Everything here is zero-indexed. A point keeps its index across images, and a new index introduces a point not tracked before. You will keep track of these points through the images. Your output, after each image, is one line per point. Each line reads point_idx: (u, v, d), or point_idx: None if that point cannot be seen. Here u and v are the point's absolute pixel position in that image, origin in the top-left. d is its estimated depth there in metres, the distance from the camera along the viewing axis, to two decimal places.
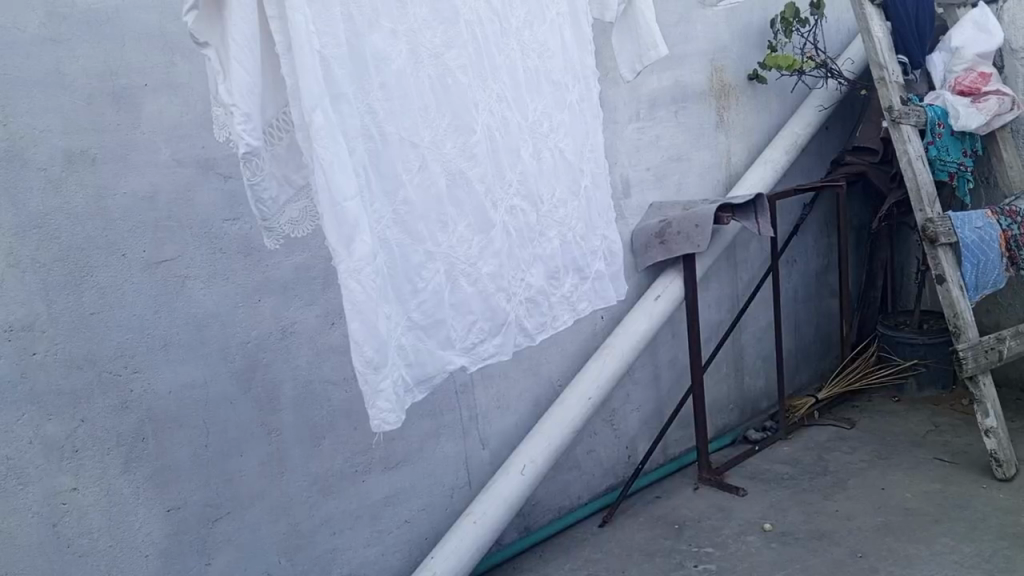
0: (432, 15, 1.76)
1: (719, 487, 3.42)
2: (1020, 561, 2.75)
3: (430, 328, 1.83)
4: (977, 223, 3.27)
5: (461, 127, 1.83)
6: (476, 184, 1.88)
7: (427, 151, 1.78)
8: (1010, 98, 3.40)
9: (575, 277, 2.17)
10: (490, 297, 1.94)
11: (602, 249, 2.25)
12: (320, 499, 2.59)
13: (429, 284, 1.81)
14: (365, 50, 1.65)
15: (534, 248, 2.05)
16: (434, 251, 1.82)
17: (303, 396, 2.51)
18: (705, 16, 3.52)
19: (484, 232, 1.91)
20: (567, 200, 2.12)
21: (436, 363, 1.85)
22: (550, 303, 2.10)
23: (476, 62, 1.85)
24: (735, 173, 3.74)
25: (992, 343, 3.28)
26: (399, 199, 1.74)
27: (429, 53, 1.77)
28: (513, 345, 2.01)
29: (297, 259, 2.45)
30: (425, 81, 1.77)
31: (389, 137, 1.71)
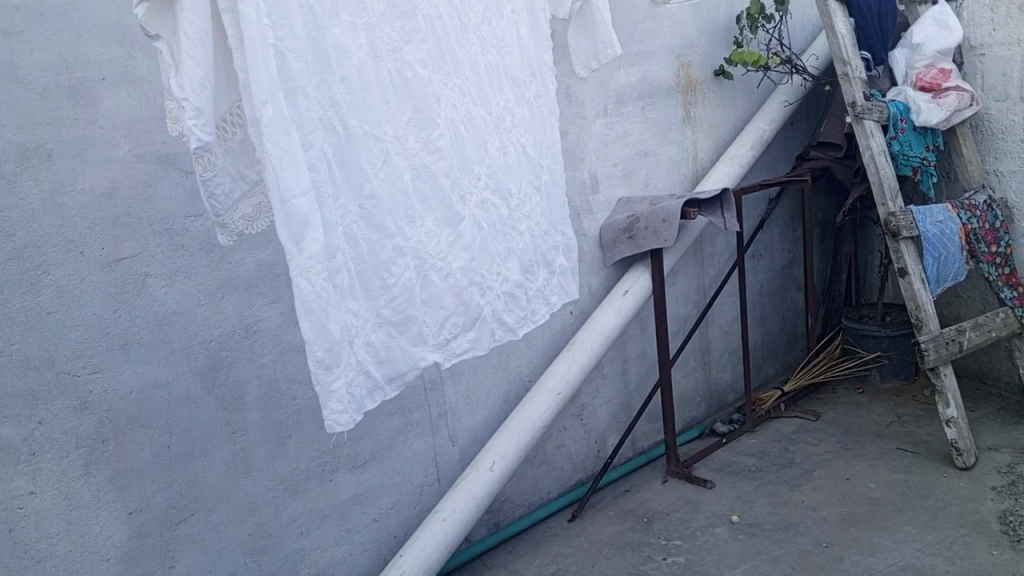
0: (390, 10, 1.74)
1: (686, 479, 3.45)
2: (979, 548, 2.80)
3: (401, 324, 1.81)
4: (937, 216, 3.34)
5: (422, 121, 1.82)
6: (442, 177, 1.86)
7: (391, 146, 1.76)
8: (969, 95, 3.51)
9: (545, 271, 2.18)
10: (462, 292, 1.93)
11: (563, 245, 2.25)
12: (286, 499, 2.56)
13: (399, 280, 1.80)
14: (325, 43, 1.63)
15: (506, 242, 2.04)
16: (403, 246, 1.80)
17: (267, 395, 2.48)
18: (671, 12, 3.52)
19: (453, 227, 1.90)
20: (531, 195, 2.11)
21: (408, 359, 1.84)
22: (527, 296, 2.11)
23: (435, 55, 1.83)
24: (701, 169, 3.77)
25: (952, 335, 3.34)
26: (364, 193, 1.72)
27: (387, 47, 1.75)
28: (489, 339, 2.02)
29: (260, 256, 2.42)
30: (385, 75, 1.75)
31: (352, 131, 1.69)
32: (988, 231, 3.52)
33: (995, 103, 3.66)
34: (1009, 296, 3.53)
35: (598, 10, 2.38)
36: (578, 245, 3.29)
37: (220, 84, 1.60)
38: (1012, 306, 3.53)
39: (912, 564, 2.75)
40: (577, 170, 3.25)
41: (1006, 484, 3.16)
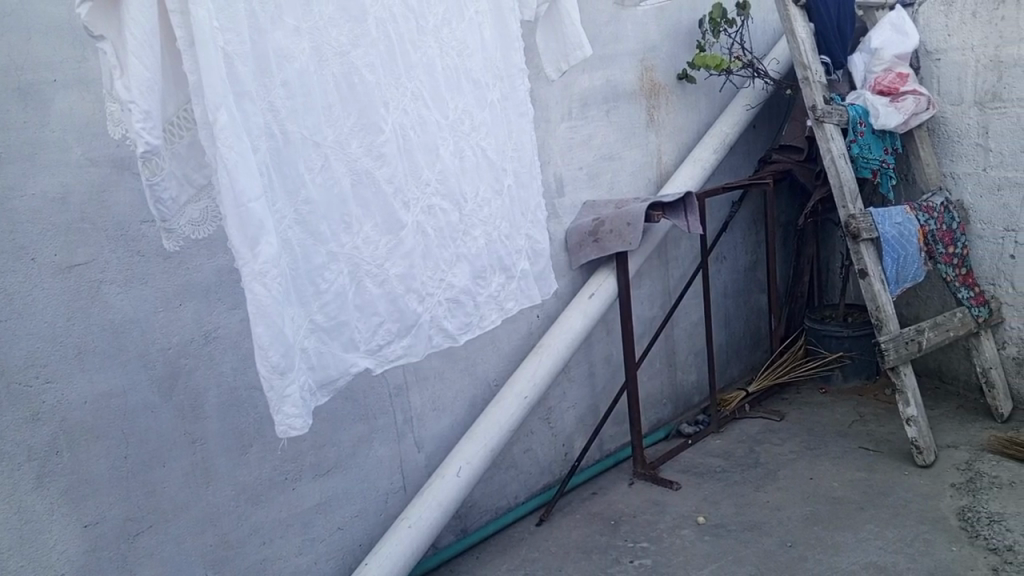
0: (340, 13, 1.72)
1: (652, 481, 3.46)
2: (939, 544, 2.85)
3: (333, 330, 1.79)
4: (896, 218, 3.39)
5: (366, 126, 1.79)
6: (384, 184, 1.84)
7: (330, 151, 1.74)
8: (926, 99, 3.57)
9: (501, 276, 2.16)
10: (398, 298, 1.91)
11: (528, 248, 2.24)
12: (247, 509, 2.52)
13: (332, 286, 1.77)
14: (266, 47, 1.62)
15: (454, 248, 2.02)
16: (338, 252, 1.78)
17: (228, 403, 2.43)
18: (635, 15, 3.54)
19: (393, 232, 1.87)
20: (491, 199, 2.10)
21: (338, 365, 1.82)
22: (474, 302, 2.09)
23: (386, 59, 1.82)
24: (666, 172, 3.79)
25: (912, 334, 3.39)
26: (300, 199, 1.70)
27: (334, 51, 1.72)
28: (425, 344, 1.99)
29: (219, 261, 2.37)
30: (330, 80, 1.73)
31: (290, 136, 1.67)
32: (946, 232, 3.60)
33: (951, 107, 3.73)
34: (965, 296, 3.62)
35: (563, 12, 2.37)
36: None
37: (167, 86, 1.59)
38: (968, 305, 3.61)
39: (875, 562, 2.79)
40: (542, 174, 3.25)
41: (964, 480, 3.21)
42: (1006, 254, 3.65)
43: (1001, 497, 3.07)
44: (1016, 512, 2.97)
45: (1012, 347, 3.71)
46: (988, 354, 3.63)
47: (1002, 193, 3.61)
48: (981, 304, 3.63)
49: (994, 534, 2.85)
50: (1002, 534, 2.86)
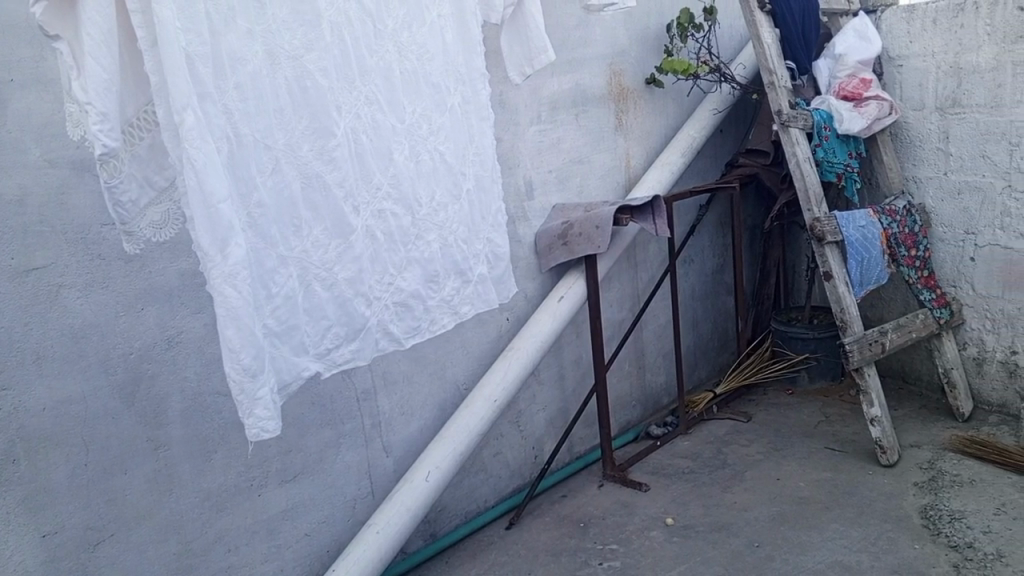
0: (293, 17, 1.71)
1: (622, 483, 3.47)
2: (903, 543, 2.89)
3: (284, 335, 1.78)
4: (860, 222, 3.44)
5: (318, 130, 1.78)
6: (335, 188, 1.83)
7: (281, 154, 1.73)
8: (888, 103, 3.62)
9: (456, 280, 2.16)
10: (347, 303, 1.89)
11: (485, 253, 2.24)
12: (212, 516, 2.48)
13: (282, 290, 1.76)
14: (219, 50, 1.60)
15: (406, 251, 2.01)
16: (287, 256, 1.77)
17: (191, 409, 2.39)
18: (603, 20, 3.56)
19: (343, 237, 1.86)
20: (448, 203, 2.10)
21: (291, 369, 1.81)
22: (424, 306, 2.08)
23: (340, 63, 1.80)
24: (634, 176, 3.81)
25: (875, 336, 3.44)
26: (252, 202, 1.69)
27: (287, 54, 1.71)
28: (372, 349, 1.98)
29: (182, 264, 2.33)
30: (282, 84, 1.71)
31: (244, 139, 1.66)
32: (908, 235, 3.66)
33: (912, 112, 3.79)
34: (927, 298, 3.68)
35: (527, 17, 2.38)
36: (514, 251, 3.29)
37: (127, 87, 1.56)
38: (929, 307, 3.68)
39: (840, 561, 2.82)
40: (511, 177, 3.25)
41: (927, 479, 3.27)
42: (966, 257, 3.72)
43: (962, 495, 3.13)
44: (976, 509, 3.02)
45: (972, 348, 3.78)
46: (949, 355, 3.70)
47: (962, 197, 3.68)
48: (942, 305, 3.70)
49: (955, 532, 2.90)
50: (962, 531, 2.90)
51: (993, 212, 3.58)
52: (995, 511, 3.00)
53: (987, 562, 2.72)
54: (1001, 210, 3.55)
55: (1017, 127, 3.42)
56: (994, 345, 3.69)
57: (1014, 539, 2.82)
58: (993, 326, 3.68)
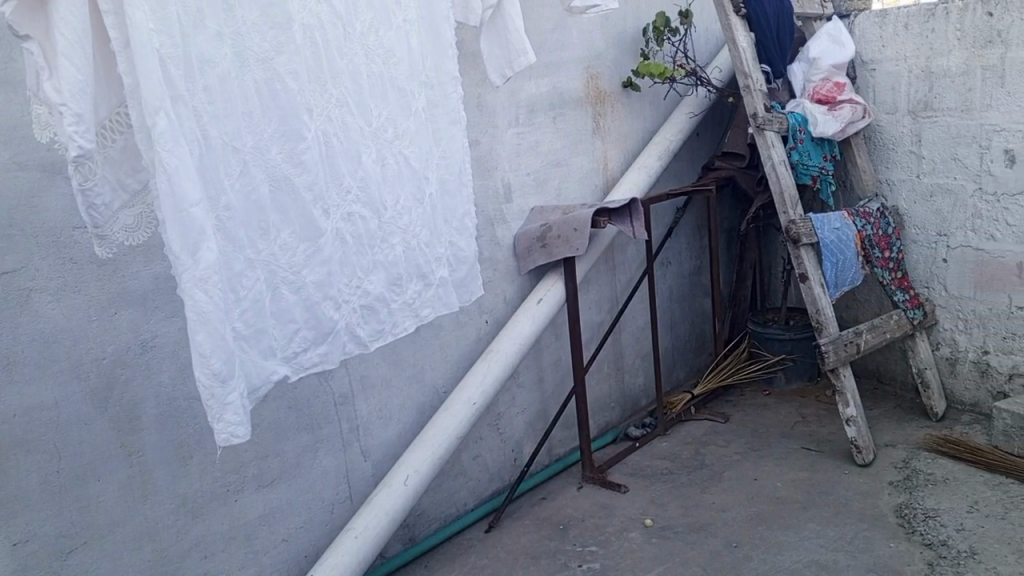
0: (263, 19, 1.70)
1: (602, 485, 3.48)
2: (878, 541, 2.92)
3: (252, 338, 1.77)
4: (835, 224, 3.48)
5: (288, 133, 1.77)
6: (303, 192, 1.82)
7: (249, 157, 1.72)
8: (862, 107, 3.67)
9: (419, 283, 2.14)
10: (314, 306, 1.88)
11: (447, 256, 2.23)
12: (187, 522, 2.45)
13: (250, 292, 1.75)
14: (189, 51, 1.59)
15: (372, 254, 2.00)
16: (255, 259, 1.76)
17: (166, 414, 2.36)
18: (580, 23, 3.57)
19: (312, 240, 1.85)
20: (412, 207, 2.08)
21: (260, 373, 1.80)
22: (388, 310, 2.06)
23: (311, 66, 1.79)
24: (612, 178, 3.83)
25: (850, 337, 3.48)
26: (221, 206, 1.68)
27: (256, 57, 1.70)
28: (340, 352, 1.97)
29: (156, 268, 2.31)
30: (251, 87, 1.70)
31: (212, 142, 1.65)
32: (882, 237, 3.70)
33: (886, 116, 3.84)
34: (901, 299, 3.73)
35: (507, 19, 2.38)
36: (492, 254, 3.29)
37: (99, 88, 1.54)
38: (903, 308, 3.72)
39: (816, 560, 2.84)
40: (489, 180, 3.25)
41: (901, 478, 3.31)
42: (939, 258, 3.77)
43: (936, 493, 3.17)
44: (949, 507, 3.06)
45: (946, 348, 3.83)
46: (923, 355, 3.75)
47: (935, 199, 3.73)
48: (916, 306, 3.75)
49: (929, 530, 2.94)
50: (936, 529, 2.94)
51: (965, 214, 3.63)
52: (968, 508, 3.04)
53: (960, 559, 2.76)
54: (973, 211, 3.60)
55: (988, 130, 3.48)
56: (967, 345, 3.74)
57: (987, 537, 2.86)
58: (965, 326, 3.73)
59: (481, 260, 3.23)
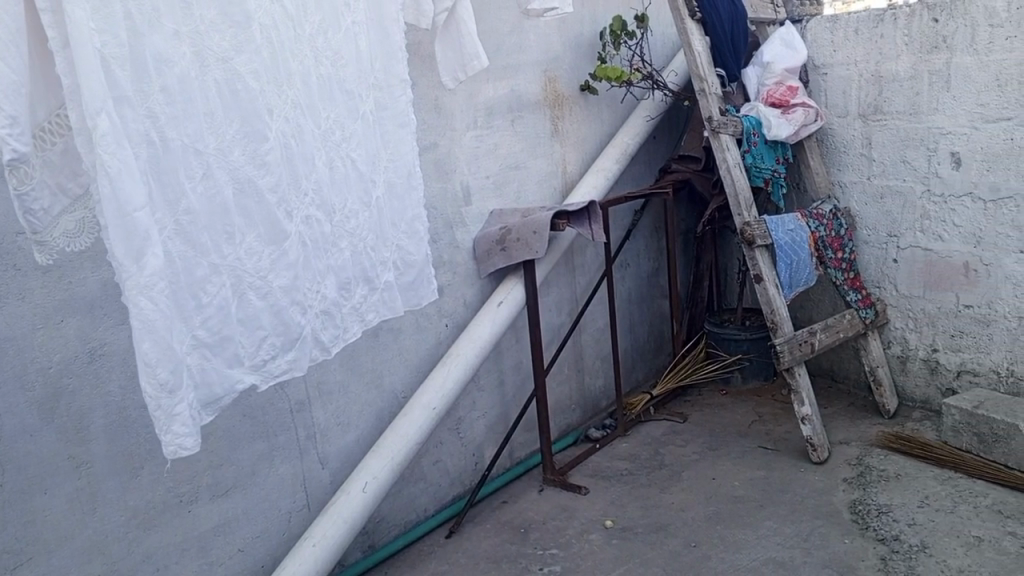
0: (220, 17, 1.67)
1: (563, 487, 3.49)
2: (834, 538, 2.97)
3: (215, 346, 1.74)
4: (789, 225, 3.54)
5: (250, 133, 1.74)
6: (267, 194, 1.79)
7: (212, 159, 1.69)
8: (814, 111, 3.73)
9: (364, 288, 2.10)
10: (282, 312, 1.86)
11: (395, 259, 2.22)
12: (139, 534, 2.39)
13: (213, 299, 1.72)
14: (141, 50, 1.54)
15: (327, 259, 1.97)
16: (220, 264, 1.72)
17: (116, 424, 2.30)
18: (537, 26, 3.58)
19: (277, 244, 1.82)
20: (359, 210, 2.05)
21: (223, 383, 1.77)
22: (340, 314, 2.03)
23: (269, 66, 1.77)
24: (570, 181, 3.84)
25: (805, 337, 3.53)
26: (180, 209, 1.64)
27: (215, 56, 1.66)
28: (308, 360, 1.95)
29: (104, 274, 2.25)
30: (211, 86, 1.67)
31: (170, 143, 1.61)
32: (834, 238, 3.78)
33: (837, 119, 3.92)
34: (854, 298, 3.80)
35: (462, 23, 2.38)
36: (451, 257, 3.27)
37: (37, 89, 1.50)
38: (856, 307, 3.79)
39: (774, 558, 2.88)
40: (447, 183, 3.23)
41: (855, 475, 3.37)
42: (890, 259, 3.86)
43: (890, 489, 3.23)
44: (901, 503, 3.13)
45: (897, 346, 3.92)
46: (875, 354, 3.83)
47: (885, 201, 3.81)
48: (868, 306, 3.83)
49: (882, 525, 3.00)
50: (889, 524, 3.00)
51: (914, 215, 3.71)
52: (920, 503, 3.11)
53: (912, 553, 2.82)
54: (921, 212, 3.68)
55: (935, 134, 3.56)
56: (916, 343, 3.83)
57: (938, 531, 2.93)
58: (916, 325, 3.82)
59: (440, 263, 3.22)
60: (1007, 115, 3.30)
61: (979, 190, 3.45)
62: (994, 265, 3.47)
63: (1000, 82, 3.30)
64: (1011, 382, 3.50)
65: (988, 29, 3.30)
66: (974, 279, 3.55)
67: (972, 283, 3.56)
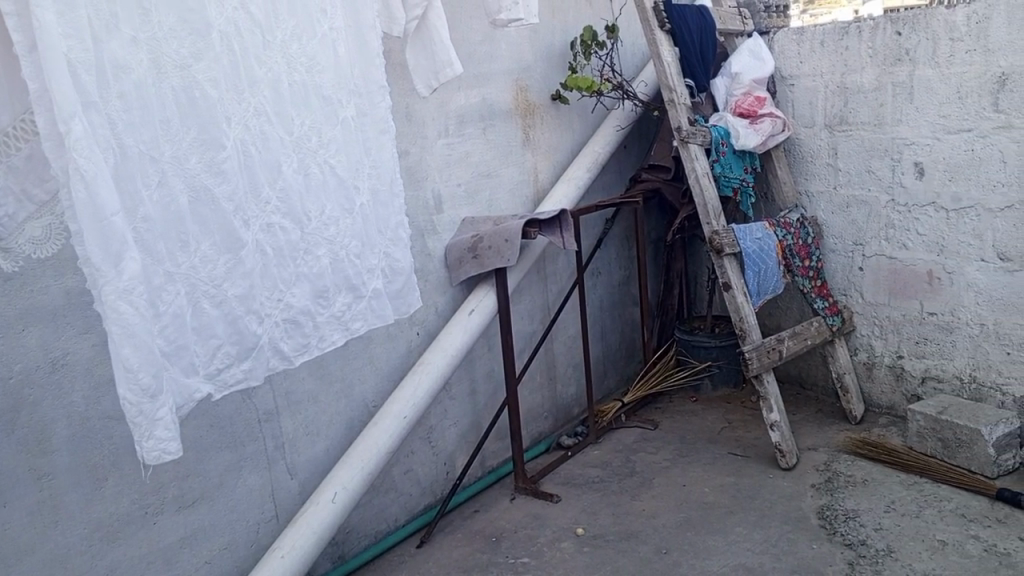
0: (180, 24, 1.65)
1: (534, 495, 3.49)
2: (801, 543, 3.00)
3: (173, 355, 1.72)
4: (756, 234, 3.58)
5: (207, 142, 1.73)
6: (224, 203, 1.77)
7: (168, 166, 1.67)
8: (782, 121, 3.79)
9: (348, 296, 2.09)
10: (237, 320, 1.84)
11: (384, 266, 2.20)
12: (104, 547, 2.36)
13: (170, 307, 1.70)
14: (101, 57, 1.53)
15: (295, 267, 1.95)
16: (174, 272, 1.71)
17: (80, 435, 2.26)
18: (508, 36, 3.59)
19: (232, 252, 1.81)
20: (339, 217, 2.02)
21: (182, 391, 1.76)
22: (314, 323, 2.02)
23: (230, 73, 1.75)
24: (542, 190, 3.85)
25: (773, 343, 3.57)
26: (138, 217, 1.62)
27: (173, 63, 1.65)
28: (265, 369, 1.94)
29: (67, 282, 2.21)
30: (168, 93, 1.65)
31: (128, 150, 1.59)
32: (802, 246, 3.83)
33: (804, 129, 3.98)
34: (820, 306, 3.85)
35: (433, 31, 2.39)
36: (423, 266, 3.27)
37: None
38: (823, 315, 3.84)
39: (743, 563, 2.91)
40: (418, 191, 3.23)
41: (823, 480, 3.41)
42: (856, 267, 3.93)
43: (857, 495, 3.27)
44: (868, 508, 3.17)
45: (863, 353, 3.98)
46: (842, 361, 3.89)
47: (850, 210, 3.88)
48: (835, 313, 3.88)
49: (849, 530, 3.03)
50: (856, 529, 3.04)
51: (879, 224, 3.78)
52: (886, 508, 3.16)
53: (879, 557, 2.86)
54: (886, 221, 3.75)
55: (899, 144, 3.63)
56: (882, 350, 3.90)
57: (903, 535, 2.97)
58: (881, 331, 3.88)
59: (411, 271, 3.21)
60: (967, 126, 3.37)
61: (941, 199, 3.52)
62: (956, 273, 3.54)
63: (961, 94, 3.38)
64: (974, 388, 3.56)
65: (949, 43, 3.38)
66: (937, 286, 3.62)
67: (935, 291, 3.63)
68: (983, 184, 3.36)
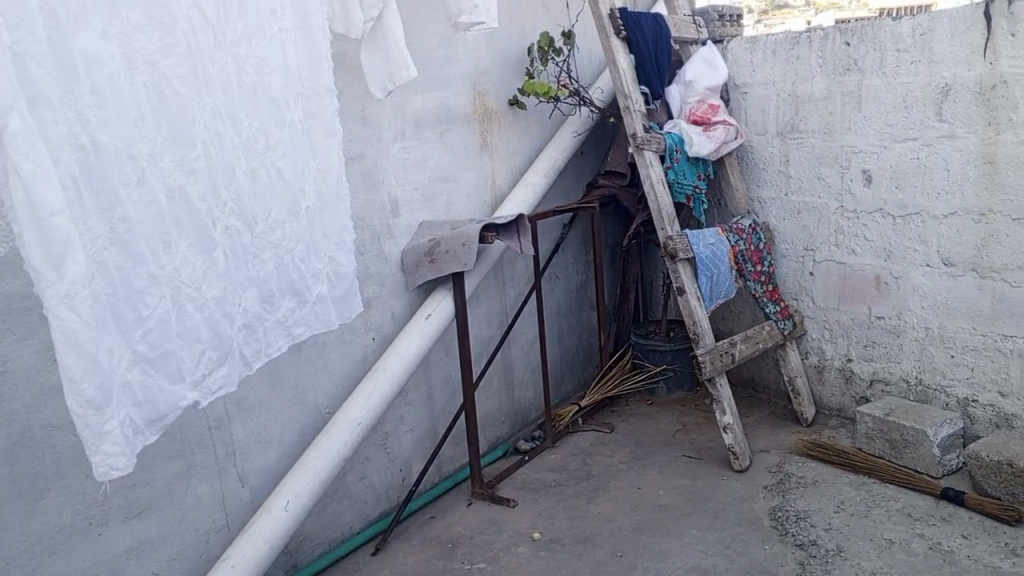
0: (147, 20, 1.63)
1: (490, 500, 3.48)
2: (753, 543, 3.04)
3: (157, 361, 1.71)
4: (709, 240, 3.62)
5: (179, 140, 1.71)
6: (197, 203, 1.76)
7: (146, 165, 1.64)
8: (734, 129, 3.83)
9: (292, 301, 2.06)
10: (216, 324, 1.84)
11: (328, 272, 2.18)
12: (45, 560, 2.29)
13: (154, 312, 1.69)
14: (69, 49, 1.48)
15: (248, 271, 1.92)
16: (159, 275, 1.69)
17: (20, 445, 2.19)
18: (466, 41, 3.59)
19: (208, 255, 1.80)
20: (284, 221, 2.00)
21: (169, 400, 1.75)
22: (264, 328, 1.99)
23: (196, 72, 1.73)
24: (500, 194, 3.86)
25: (726, 347, 3.62)
26: (116, 217, 1.60)
27: (142, 59, 1.63)
28: (238, 376, 1.93)
29: (8, 287, 2.13)
30: (141, 90, 1.62)
31: (102, 147, 1.56)
32: (754, 251, 3.89)
33: (757, 137, 4.06)
34: (772, 310, 3.92)
35: (389, 32, 2.37)
36: (379, 270, 3.24)
37: None
38: (774, 319, 3.91)
39: (697, 565, 2.94)
40: (375, 195, 3.21)
41: (775, 482, 3.46)
42: (807, 271, 4.01)
43: (806, 495, 3.34)
44: (818, 508, 3.23)
45: (814, 356, 4.07)
46: (793, 364, 3.97)
47: (801, 216, 3.96)
48: (786, 317, 3.95)
49: (800, 531, 3.09)
50: (806, 529, 3.10)
51: (829, 230, 3.86)
52: (836, 508, 3.22)
53: (828, 557, 2.91)
54: (836, 227, 3.83)
55: (848, 152, 3.71)
56: (832, 353, 3.99)
57: (851, 535, 3.03)
58: (830, 334, 3.97)
59: (366, 276, 3.18)
60: (913, 135, 3.46)
61: (888, 206, 3.61)
62: (903, 278, 3.62)
63: (907, 103, 3.46)
64: (919, 390, 3.65)
65: (896, 53, 3.45)
66: (885, 291, 3.70)
67: (883, 296, 3.72)
68: (929, 192, 3.45)
